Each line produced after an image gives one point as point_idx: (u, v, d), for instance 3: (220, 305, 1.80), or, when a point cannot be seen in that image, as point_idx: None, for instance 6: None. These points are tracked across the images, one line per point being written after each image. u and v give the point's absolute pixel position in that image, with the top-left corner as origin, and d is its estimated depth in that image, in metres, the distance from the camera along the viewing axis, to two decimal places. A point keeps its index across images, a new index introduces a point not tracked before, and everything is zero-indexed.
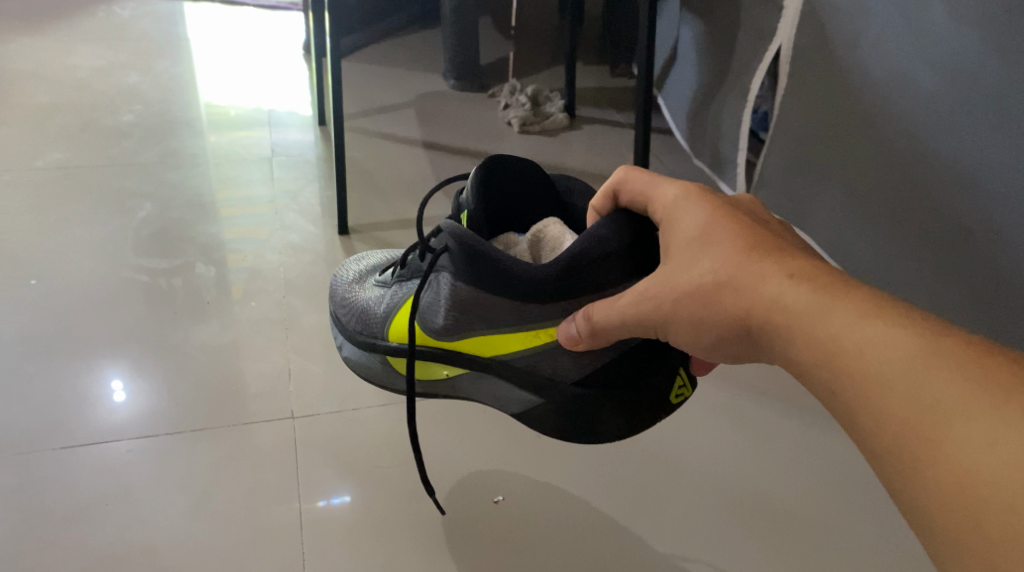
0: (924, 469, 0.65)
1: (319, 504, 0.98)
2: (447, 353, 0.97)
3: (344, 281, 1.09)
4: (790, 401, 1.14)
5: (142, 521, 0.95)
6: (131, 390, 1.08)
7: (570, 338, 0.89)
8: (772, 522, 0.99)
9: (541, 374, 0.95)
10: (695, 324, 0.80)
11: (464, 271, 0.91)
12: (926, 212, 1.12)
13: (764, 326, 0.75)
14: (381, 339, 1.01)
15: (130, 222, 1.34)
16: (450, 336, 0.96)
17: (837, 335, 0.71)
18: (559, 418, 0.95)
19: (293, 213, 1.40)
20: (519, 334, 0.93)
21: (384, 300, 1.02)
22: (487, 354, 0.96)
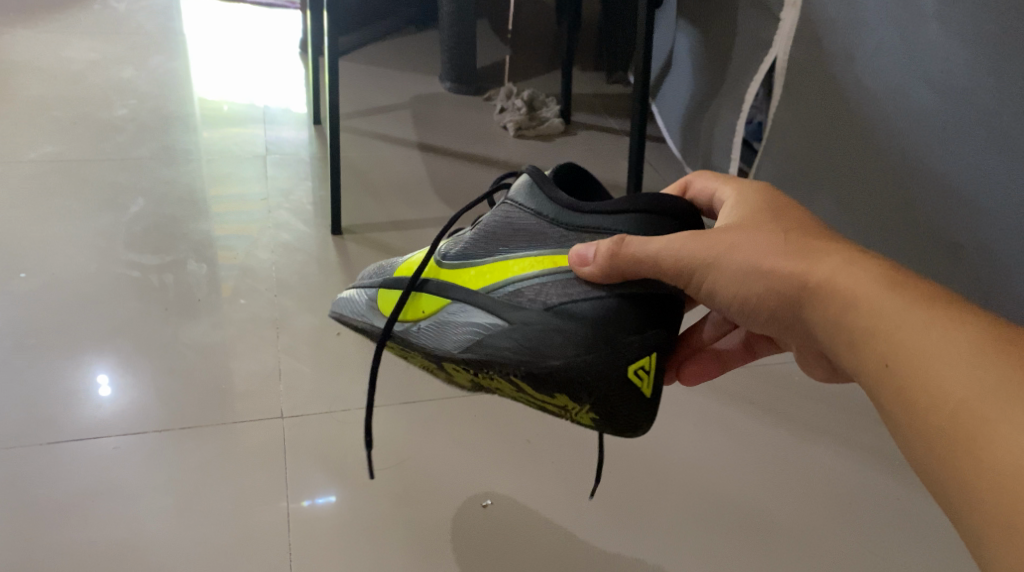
0: (983, 451, 0.61)
1: (305, 504, 0.98)
2: (436, 283, 0.84)
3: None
4: (779, 412, 1.14)
5: (129, 518, 0.95)
6: (120, 387, 1.08)
7: (580, 256, 0.78)
8: (757, 533, 1.00)
9: (522, 299, 0.80)
10: (740, 273, 0.74)
11: (516, 199, 0.83)
12: (917, 227, 1.12)
13: (820, 291, 0.71)
14: (384, 275, 0.89)
15: (123, 217, 1.33)
16: (452, 268, 0.84)
17: (906, 309, 0.67)
18: (514, 341, 0.78)
19: (286, 212, 1.39)
20: (526, 261, 0.81)
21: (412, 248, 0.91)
22: (475, 286, 0.82)
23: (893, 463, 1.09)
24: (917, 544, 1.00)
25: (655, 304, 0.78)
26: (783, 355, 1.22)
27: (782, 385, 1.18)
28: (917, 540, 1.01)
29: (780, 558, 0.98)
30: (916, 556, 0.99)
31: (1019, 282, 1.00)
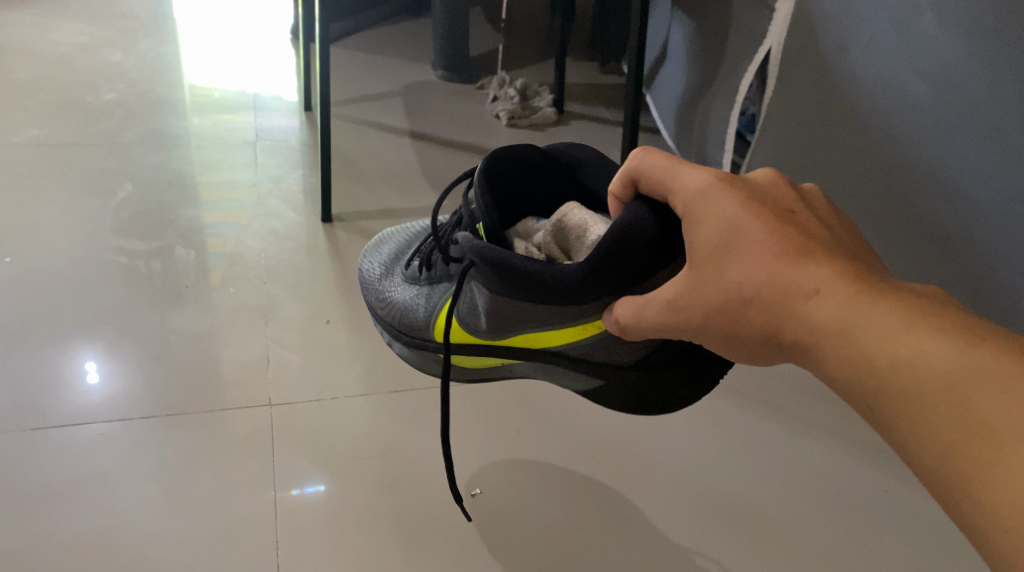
0: (980, 500, 0.62)
1: (292, 493, 0.97)
2: (499, 349, 0.96)
3: (373, 275, 1.08)
4: (770, 404, 1.14)
5: (113, 505, 0.94)
6: (106, 373, 1.06)
7: (611, 328, 0.86)
8: (746, 525, 1.00)
9: (596, 360, 0.92)
10: (725, 332, 0.76)
11: (496, 283, 0.90)
12: (908, 220, 1.12)
13: (796, 346, 0.72)
14: (421, 337, 1.01)
15: (110, 203, 1.32)
16: (495, 338, 0.95)
17: (870, 357, 0.67)
18: (624, 395, 0.94)
19: (276, 200, 1.38)
20: (566, 331, 0.90)
21: (423, 301, 1.01)
22: (537, 346, 0.94)
23: (883, 456, 1.08)
24: (903, 536, 1.00)
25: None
26: None
27: (772, 376, 1.17)
28: (906, 532, 1.01)
29: (769, 549, 0.98)
30: (903, 548, 0.99)
31: (1010, 275, 1.00)
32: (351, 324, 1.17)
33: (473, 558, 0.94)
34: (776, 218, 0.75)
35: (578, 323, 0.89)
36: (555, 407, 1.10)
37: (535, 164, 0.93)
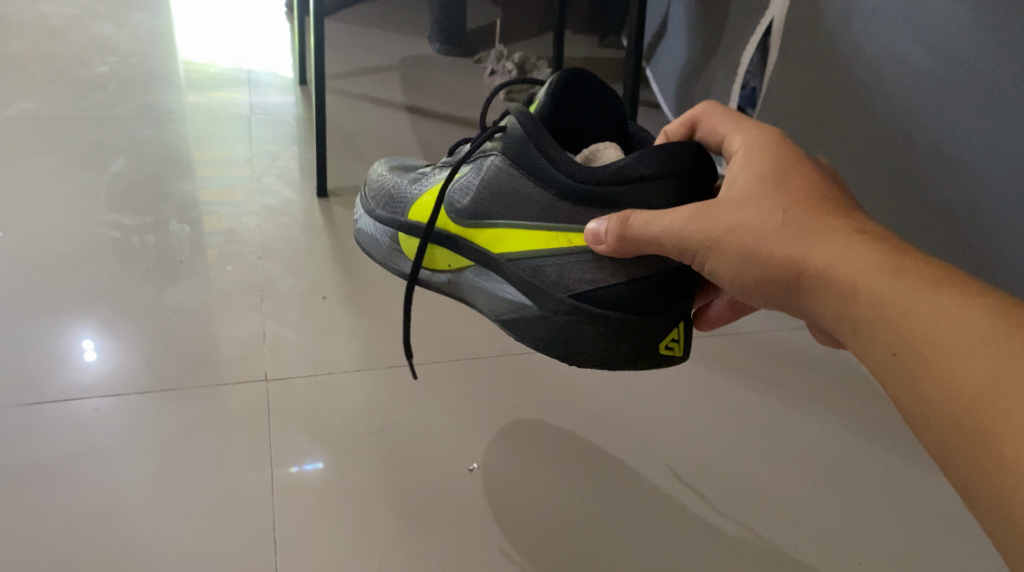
0: (998, 449, 0.61)
1: (291, 470, 0.96)
2: (458, 241, 0.89)
3: (382, 171, 1.03)
4: (769, 381, 1.13)
5: (109, 480, 0.93)
6: (102, 349, 1.05)
7: (593, 234, 0.81)
8: (746, 501, 0.99)
9: (543, 279, 0.85)
10: (743, 257, 0.74)
11: (513, 156, 0.85)
12: (909, 195, 1.11)
13: (821, 278, 0.71)
14: (398, 217, 0.96)
15: (102, 177, 1.30)
16: (465, 224, 0.88)
17: (904, 293, 0.67)
18: (545, 328, 0.85)
19: (271, 175, 1.37)
20: (537, 235, 0.85)
21: (416, 184, 0.96)
22: (495, 252, 0.87)
23: (883, 432, 1.08)
24: (904, 510, 1.00)
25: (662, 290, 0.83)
26: (773, 323, 1.23)
27: (770, 351, 1.18)
28: (906, 506, 1.00)
29: (770, 525, 0.97)
30: (904, 522, 0.99)
31: (1013, 249, 0.99)
32: (348, 300, 1.16)
33: (474, 533, 0.93)
34: (826, 178, 0.77)
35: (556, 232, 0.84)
36: (553, 382, 1.09)
37: (603, 123, 0.89)
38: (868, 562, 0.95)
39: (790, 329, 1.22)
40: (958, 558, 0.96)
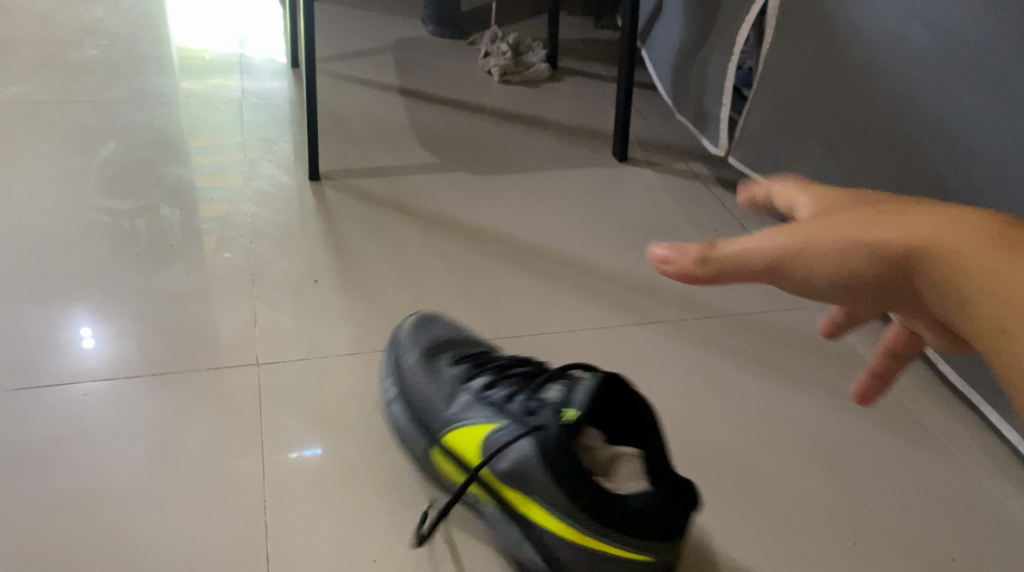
0: None
1: (291, 455, 0.96)
2: (499, 491, 0.85)
3: (406, 367, 0.97)
4: (763, 363, 1.13)
5: (99, 465, 0.92)
6: (93, 333, 1.05)
7: (665, 257, 0.62)
8: (741, 482, 0.99)
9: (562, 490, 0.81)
10: (827, 254, 0.60)
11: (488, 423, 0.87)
12: (908, 175, 1.11)
13: (912, 261, 0.58)
14: (432, 426, 0.92)
15: (92, 161, 1.30)
16: (503, 481, 0.84)
17: (993, 257, 0.55)
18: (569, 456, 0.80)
19: (263, 158, 1.36)
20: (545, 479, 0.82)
21: (451, 404, 0.91)
22: (531, 503, 0.83)
23: (877, 414, 1.08)
24: (901, 491, 0.99)
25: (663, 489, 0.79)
26: (767, 307, 1.22)
27: (764, 334, 1.18)
28: (902, 487, 1.00)
29: (768, 505, 0.97)
30: (901, 503, 0.98)
31: (1014, 227, 0.99)
32: (339, 283, 1.16)
33: (477, 520, 0.92)
34: None
35: (534, 500, 0.82)
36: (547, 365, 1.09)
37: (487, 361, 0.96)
38: (863, 541, 0.94)
39: (784, 313, 1.22)
40: (956, 537, 0.95)
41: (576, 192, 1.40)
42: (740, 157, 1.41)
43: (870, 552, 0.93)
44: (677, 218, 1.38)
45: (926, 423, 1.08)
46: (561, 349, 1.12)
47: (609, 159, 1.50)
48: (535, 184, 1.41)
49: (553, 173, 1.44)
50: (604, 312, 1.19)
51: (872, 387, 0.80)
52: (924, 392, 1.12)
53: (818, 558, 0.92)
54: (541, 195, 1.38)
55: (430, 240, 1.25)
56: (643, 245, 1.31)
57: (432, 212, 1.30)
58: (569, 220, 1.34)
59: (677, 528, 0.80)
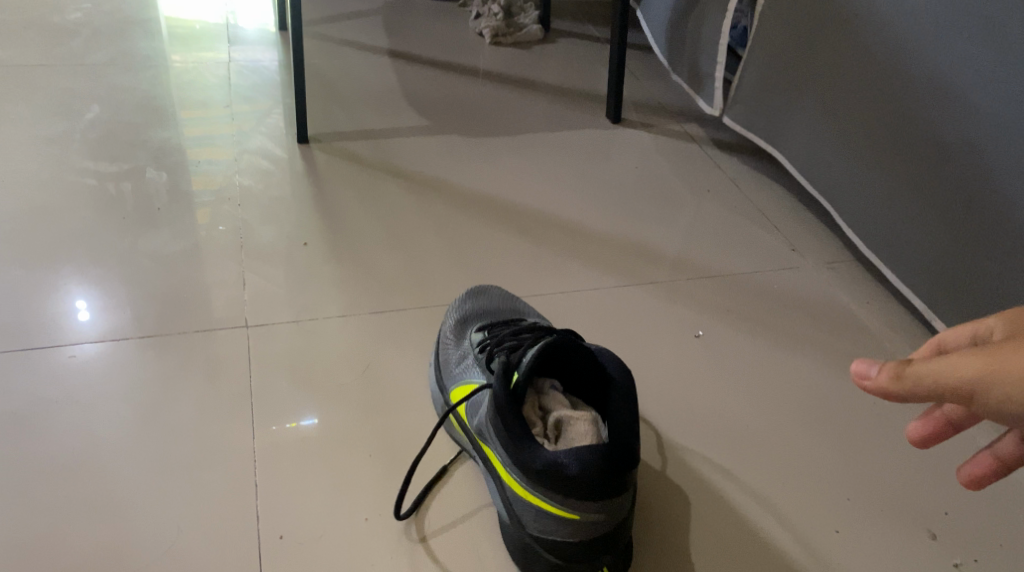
0: None
1: (289, 426, 0.94)
2: (479, 446, 0.88)
3: (447, 327, 0.99)
4: (757, 323, 1.12)
5: (86, 429, 0.92)
6: (79, 297, 1.04)
7: (861, 371, 0.63)
8: (734, 440, 0.98)
9: (508, 458, 0.82)
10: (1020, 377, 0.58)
11: (483, 388, 0.88)
12: (904, 128, 1.10)
13: None
14: (446, 380, 0.95)
15: (77, 125, 1.28)
16: (476, 434, 0.88)
17: None
18: (513, 428, 0.81)
19: (250, 120, 1.35)
20: (499, 445, 0.84)
21: (461, 362, 0.94)
22: (494, 461, 0.86)
23: None
24: (896, 448, 0.99)
25: (596, 447, 0.77)
26: (761, 267, 1.21)
27: (758, 294, 1.17)
28: (896, 444, 0.99)
29: (762, 463, 0.96)
30: (895, 459, 0.98)
31: (1013, 177, 0.98)
32: (328, 247, 1.15)
33: (471, 481, 0.91)
34: None
35: (495, 456, 0.84)
36: None
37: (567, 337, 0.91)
38: (857, 498, 0.94)
39: (778, 274, 1.20)
40: (950, 492, 0.95)
41: (568, 154, 1.39)
42: (737, 117, 1.38)
43: (864, 508, 0.93)
44: (671, 179, 1.37)
45: None
46: (553, 311, 1.11)
47: (602, 121, 1.48)
48: (527, 147, 1.39)
49: (546, 136, 1.42)
50: (597, 274, 1.17)
51: (989, 471, 0.70)
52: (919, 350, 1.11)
53: (811, 514, 0.92)
54: (533, 158, 1.37)
55: (421, 203, 1.24)
56: (637, 207, 1.30)
57: (422, 175, 1.29)
58: (561, 182, 1.33)
59: (613, 489, 0.77)
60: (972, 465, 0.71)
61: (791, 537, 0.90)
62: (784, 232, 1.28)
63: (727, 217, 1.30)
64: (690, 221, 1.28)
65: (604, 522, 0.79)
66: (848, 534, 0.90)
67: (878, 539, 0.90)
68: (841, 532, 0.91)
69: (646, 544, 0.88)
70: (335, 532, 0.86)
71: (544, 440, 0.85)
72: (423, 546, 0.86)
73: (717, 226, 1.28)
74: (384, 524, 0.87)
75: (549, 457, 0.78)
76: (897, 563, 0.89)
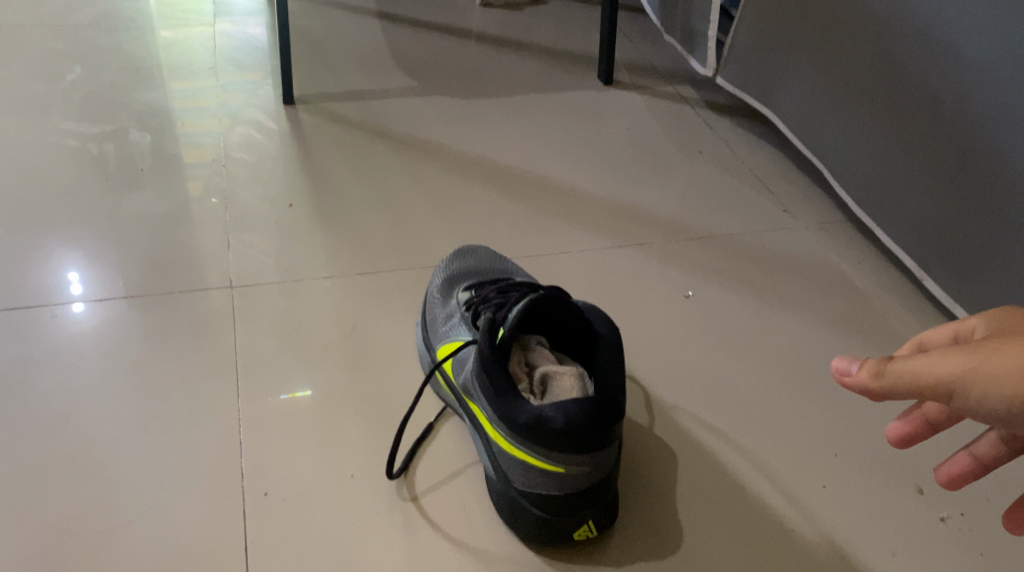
0: None
1: (279, 398, 0.92)
2: (465, 402, 0.88)
3: (432, 286, 0.97)
4: (747, 282, 1.12)
5: (68, 386, 0.92)
6: (62, 258, 1.03)
7: (842, 369, 0.61)
8: (723, 397, 0.98)
9: (492, 413, 0.82)
10: (1004, 378, 0.56)
11: (467, 345, 0.87)
12: (897, 83, 1.09)
13: None
14: (431, 338, 0.94)
15: (58, 86, 1.28)
16: (462, 391, 0.88)
17: None
18: (495, 384, 0.80)
19: (235, 82, 1.34)
20: (483, 400, 0.83)
21: (447, 320, 0.93)
22: (480, 417, 0.85)
23: (862, 331, 1.06)
24: (885, 405, 0.98)
25: (581, 400, 0.76)
26: (752, 227, 1.20)
27: (749, 254, 1.16)
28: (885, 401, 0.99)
29: (750, 420, 0.95)
30: (884, 417, 0.97)
31: (1006, 129, 0.97)
32: (315, 210, 1.14)
33: (457, 439, 0.91)
34: None
35: (481, 411, 0.84)
36: None
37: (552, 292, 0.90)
38: (845, 453, 0.93)
39: (769, 234, 1.19)
40: (938, 449, 0.94)
41: (559, 116, 1.37)
42: (729, 77, 1.37)
43: (851, 464, 0.92)
44: (663, 140, 1.35)
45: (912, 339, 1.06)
46: (542, 271, 1.10)
47: (593, 83, 1.46)
48: (516, 109, 1.37)
49: (537, 97, 1.41)
50: (587, 234, 1.16)
51: (967, 471, 0.69)
52: (909, 310, 1.10)
53: (798, 469, 0.91)
54: (523, 120, 1.35)
55: (409, 166, 1.23)
56: (627, 168, 1.29)
57: (411, 138, 1.28)
58: (551, 144, 1.31)
59: (598, 441, 0.77)
60: (949, 465, 0.70)
61: (777, 493, 0.89)
62: (775, 192, 1.27)
63: (719, 178, 1.29)
64: (681, 181, 1.27)
65: (588, 474, 0.79)
66: (836, 490, 0.90)
67: (865, 495, 0.90)
68: (829, 488, 0.90)
69: (633, 500, 0.88)
70: (319, 489, 0.86)
71: (530, 395, 0.84)
72: (409, 503, 0.86)
73: (707, 187, 1.27)
74: (369, 481, 0.87)
75: (534, 411, 0.77)
76: (884, 518, 0.88)
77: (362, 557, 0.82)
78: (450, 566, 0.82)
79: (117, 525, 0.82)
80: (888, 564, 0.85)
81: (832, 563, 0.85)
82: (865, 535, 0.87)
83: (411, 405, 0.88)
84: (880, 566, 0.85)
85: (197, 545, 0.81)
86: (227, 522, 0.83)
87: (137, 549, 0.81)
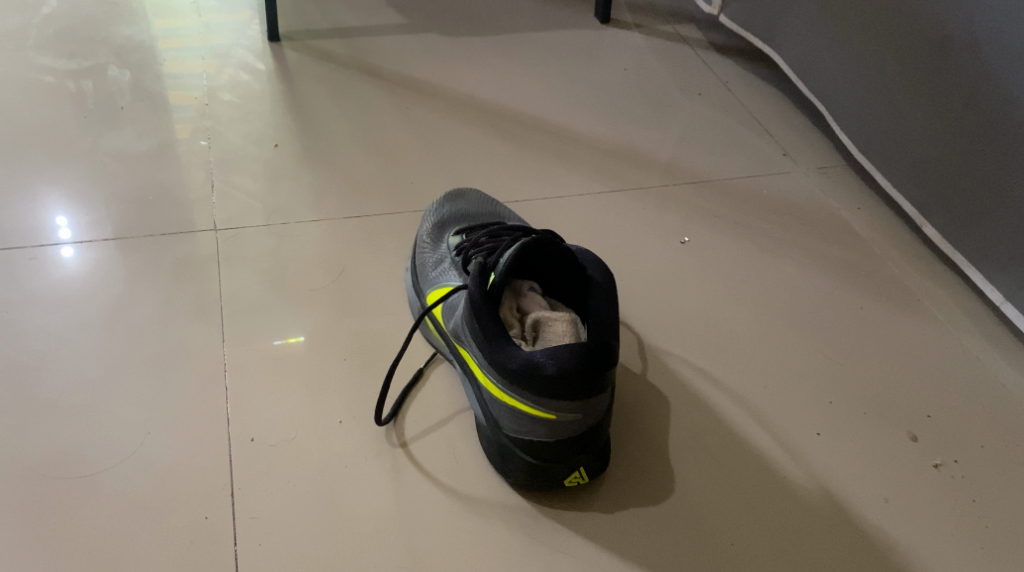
0: None
1: (274, 344, 0.90)
2: (455, 348, 0.86)
3: (421, 230, 0.94)
4: (743, 226, 1.09)
5: (47, 327, 0.89)
6: (40, 198, 1.00)
7: None
8: (717, 342, 0.96)
9: (482, 359, 0.80)
10: None
11: (456, 292, 0.85)
12: (904, 22, 1.05)
13: None
14: (420, 283, 0.92)
15: (33, 19, 1.24)
16: (452, 336, 0.85)
17: None
18: (483, 329, 0.78)
19: (218, 16, 1.30)
20: (473, 347, 0.81)
21: (436, 266, 0.90)
22: (470, 363, 0.83)
23: (860, 277, 1.05)
24: (882, 352, 0.97)
25: (573, 345, 0.74)
26: (750, 171, 1.17)
27: (746, 198, 1.13)
28: (882, 348, 0.97)
29: (744, 366, 0.94)
30: (880, 363, 0.96)
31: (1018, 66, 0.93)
32: (300, 150, 1.10)
33: (447, 385, 0.89)
34: None
35: (472, 357, 0.82)
36: None
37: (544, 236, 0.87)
38: (840, 400, 0.92)
39: (768, 178, 1.17)
40: (933, 395, 0.93)
41: (555, 55, 1.33)
42: (730, 16, 1.33)
43: (846, 411, 0.91)
44: (661, 81, 1.31)
45: (910, 285, 1.04)
46: (535, 213, 1.08)
47: (590, 21, 1.42)
48: (511, 48, 1.33)
49: (532, 35, 1.37)
50: (582, 178, 1.13)
51: None
52: (908, 255, 1.08)
53: (793, 415, 0.90)
54: (518, 59, 1.31)
55: (400, 106, 1.19)
56: (626, 109, 1.25)
57: (401, 77, 1.24)
58: (546, 82, 1.28)
59: (590, 387, 0.75)
60: None
61: (771, 440, 0.88)
62: (775, 135, 1.24)
63: (717, 120, 1.25)
64: (680, 124, 1.24)
65: (581, 420, 0.77)
66: (829, 437, 0.89)
67: (860, 442, 0.89)
68: (823, 435, 0.89)
69: (625, 445, 0.87)
70: (306, 434, 0.84)
71: (521, 341, 0.82)
72: (398, 448, 0.84)
73: (707, 130, 1.24)
74: (358, 427, 0.85)
75: (526, 357, 0.75)
76: (878, 466, 0.87)
77: (349, 503, 0.81)
78: (439, 511, 0.81)
79: (99, 469, 0.81)
80: (880, 512, 0.84)
81: (825, 510, 0.84)
82: (857, 482, 0.86)
83: (403, 348, 0.86)
84: (872, 513, 0.84)
85: (181, 492, 0.80)
86: (211, 467, 0.82)
87: (120, 495, 0.79)
